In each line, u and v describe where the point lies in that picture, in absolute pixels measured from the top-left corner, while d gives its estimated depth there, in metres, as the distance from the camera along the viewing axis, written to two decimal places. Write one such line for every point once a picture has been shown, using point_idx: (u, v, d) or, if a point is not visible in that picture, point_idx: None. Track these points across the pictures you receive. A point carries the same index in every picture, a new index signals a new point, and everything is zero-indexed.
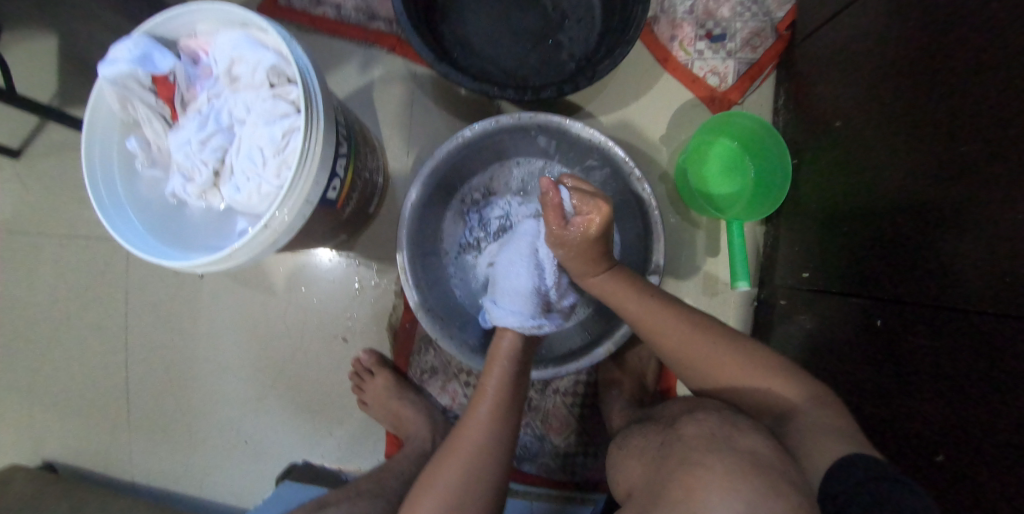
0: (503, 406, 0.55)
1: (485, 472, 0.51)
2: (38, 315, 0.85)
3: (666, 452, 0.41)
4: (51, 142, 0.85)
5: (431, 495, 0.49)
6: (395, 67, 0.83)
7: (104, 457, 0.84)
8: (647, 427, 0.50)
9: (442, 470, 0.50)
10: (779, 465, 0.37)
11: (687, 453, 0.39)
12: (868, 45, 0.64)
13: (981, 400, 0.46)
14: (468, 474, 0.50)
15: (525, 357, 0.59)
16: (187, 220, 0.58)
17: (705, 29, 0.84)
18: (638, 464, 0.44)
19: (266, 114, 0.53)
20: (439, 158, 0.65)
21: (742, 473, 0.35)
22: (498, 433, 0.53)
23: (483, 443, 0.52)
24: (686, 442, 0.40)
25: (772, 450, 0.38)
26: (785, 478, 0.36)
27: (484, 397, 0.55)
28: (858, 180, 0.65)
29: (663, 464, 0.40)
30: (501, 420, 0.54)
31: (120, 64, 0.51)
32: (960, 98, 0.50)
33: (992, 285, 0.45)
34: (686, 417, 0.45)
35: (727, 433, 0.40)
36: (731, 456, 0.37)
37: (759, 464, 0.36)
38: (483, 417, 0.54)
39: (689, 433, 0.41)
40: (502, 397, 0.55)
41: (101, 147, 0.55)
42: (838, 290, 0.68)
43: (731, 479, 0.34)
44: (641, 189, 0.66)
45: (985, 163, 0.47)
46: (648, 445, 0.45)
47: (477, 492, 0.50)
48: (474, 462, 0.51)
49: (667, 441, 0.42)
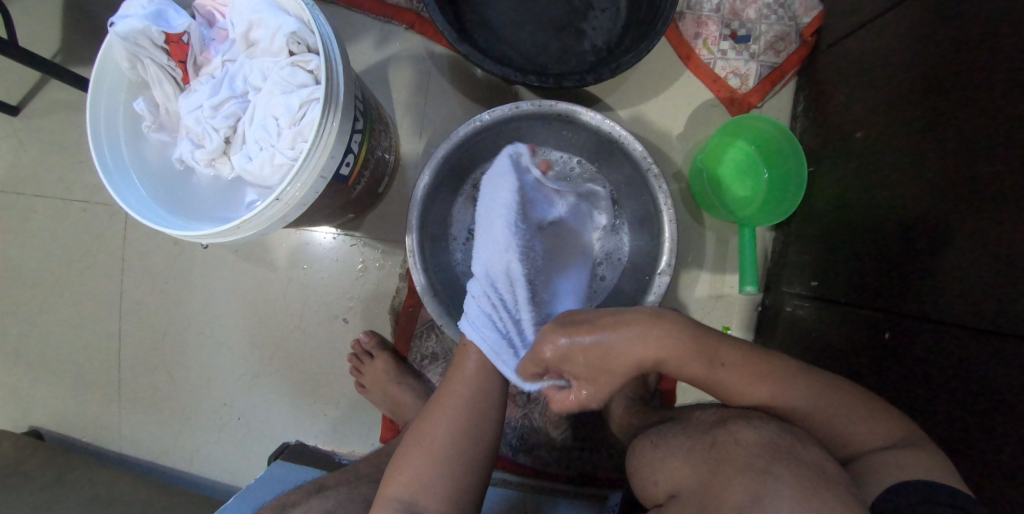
0: (488, 361, 0.56)
1: (474, 424, 0.52)
2: (30, 277, 0.83)
3: (720, 455, 0.40)
4: (52, 100, 0.82)
5: (422, 445, 0.50)
6: (413, 46, 0.81)
7: (91, 427, 0.82)
8: (682, 428, 0.49)
9: (432, 422, 0.51)
10: (824, 473, 0.36)
11: (748, 460, 0.38)
12: (893, 54, 0.63)
13: (982, 419, 0.46)
14: (455, 428, 0.51)
15: None
16: (193, 188, 0.56)
17: (730, 29, 0.83)
18: (683, 463, 0.43)
19: (284, 83, 0.52)
20: (454, 142, 0.63)
21: (810, 484, 0.34)
22: (484, 387, 0.55)
23: (470, 398, 0.53)
24: (745, 448, 0.39)
25: (814, 460, 0.37)
26: (850, 491, 0.35)
27: (469, 353, 0.57)
28: (874, 193, 0.64)
29: (719, 467, 0.39)
30: (489, 373, 0.56)
31: (133, 20, 0.48)
32: (985, 116, 0.49)
33: (998, 304, 0.45)
34: (737, 421, 0.44)
35: (786, 443, 0.39)
36: (797, 467, 0.36)
37: (821, 475, 0.36)
38: (470, 370, 0.55)
39: (746, 439, 0.40)
40: (488, 354, 0.56)
41: (107, 106, 0.53)
42: (847, 301, 0.68)
43: (804, 489, 0.34)
44: (657, 186, 0.64)
45: (1000, 187, 0.46)
46: (692, 446, 0.44)
47: (469, 444, 0.50)
48: (460, 417, 0.52)
49: (718, 443, 0.42)
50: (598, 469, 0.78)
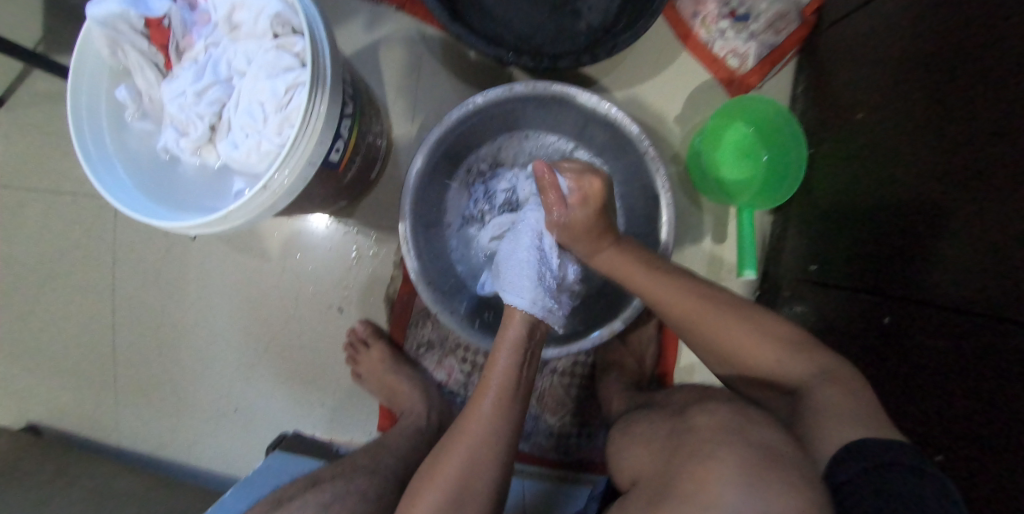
0: (507, 396, 0.53)
1: (486, 467, 0.49)
2: (21, 271, 0.82)
3: (677, 444, 0.40)
4: (36, 91, 0.80)
5: (431, 488, 0.48)
6: (404, 28, 0.79)
7: (89, 420, 0.82)
8: (654, 413, 0.48)
9: (445, 462, 0.49)
10: (803, 459, 0.35)
11: (699, 446, 0.37)
12: (893, 31, 0.62)
13: (983, 401, 0.46)
14: (468, 471, 0.48)
15: (529, 345, 0.56)
16: (178, 177, 0.55)
17: (730, 7, 0.76)
18: (644, 452, 0.43)
19: (269, 67, 0.50)
20: (446, 126, 0.62)
21: (761, 466, 0.33)
22: (502, 426, 0.51)
23: (487, 436, 0.50)
24: (699, 434, 0.39)
25: (794, 445, 0.37)
26: (813, 474, 0.34)
27: (486, 391, 0.53)
28: (874, 174, 0.63)
29: (674, 457, 0.39)
30: (506, 415, 0.52)
31: (110, 5, 0.47)
32: (988, 89, 0.48)
33: (998, 287, 0.45)
34: (694, 407, 0.43)
35: (742, 424, 0.38)
36: (754, 450, 0.35)
37: (779, 457, 0.35)
38: (485, 410, 0.51)
39: (701, 425, 0.40)
40: (506, 388, 0.53)
41: (88, 94, 0.52)
42: (845, 283, 0.67)
43: (755, 472, 0.33)
44: (655, 170, 0.63)
45: (1000, 166, 0.45)
46: (654, 434, 0.43)
47: (481, 487, 0.49)
48: (476, 456, 0.49)
49: (676, 431, 0.41)
50: (598, 454, 0.78)
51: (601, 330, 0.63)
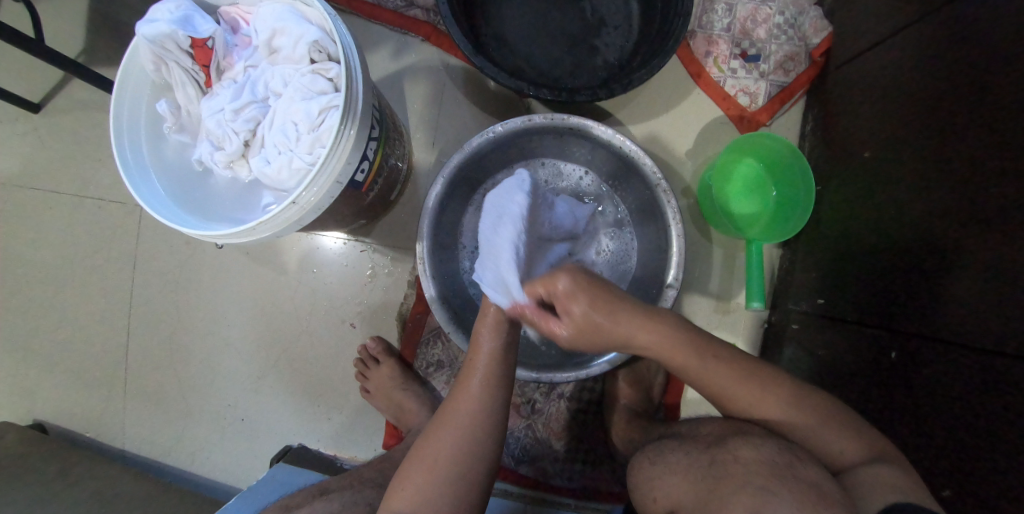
0: (495, 378, 0.52)
1: (476, 449, 0.49)
2: (42, 272, 0.84)
3: (722, 473, 0.40)
4: (74, 99, 0.84)
5: (424, 474, 0.47)
6: (429, 56, 0.82)
7: (96, 423, 0.82)
8: (684, 444, 0.49)
9: (435, 441, 0.49)
10: (846, 502, 0.36)
11: (750, 478, 0.38)
12: (901, 78, 0.64)
13: (989, 439, 0.46)
14: (459, 451, 0.48)
15: (513, 327, 0.55)
16: (211, 188, 0.57)
17: (740, 49, 0.84)
18: (682, 481, 0.43)
19: (304, 90, 0.53)
20: (467, 152, 0.64)
21: (809, 505, 0.34)
22: (490, 406, 0.51)
23: (476, 416, 0.50)
24: (745, 466, 0.39)
25: (827, 483, 0.37)
26: (849, 510, 0.35)
27: (474, 371, 0.53)
28: (879, 213, 0.65)
29: (718, 488, 0.39)
30: (494, 394, 0.51)
31: (160, 24, 0.50)
32: (991, 136, 0.50)
33: (1003, 328, 0.46)
34: (736, 438, 0.44)
35: (788, 461, 0.39)
36: (799, 486, 0.36)
37: (818, 495, 0.35)
38: (473, 391, 0.51)
39: (747, 457, 0.40)
40: (493, 369, 0.53)
41: (130, 107, 0.54)
42: (851, 318, 0.68)
43: (806, 510, 0.34)
44: (666, 202, 0.65)
45: (1004, 210, 0.47)
46: (691, 462, 0.44)
47: (472, 470, 0.48)
48: (466, 435, 0.49)
49: (719, 460, 0.42)
50: (602, 483, 0.77)
51: (611, 356, 0.64)
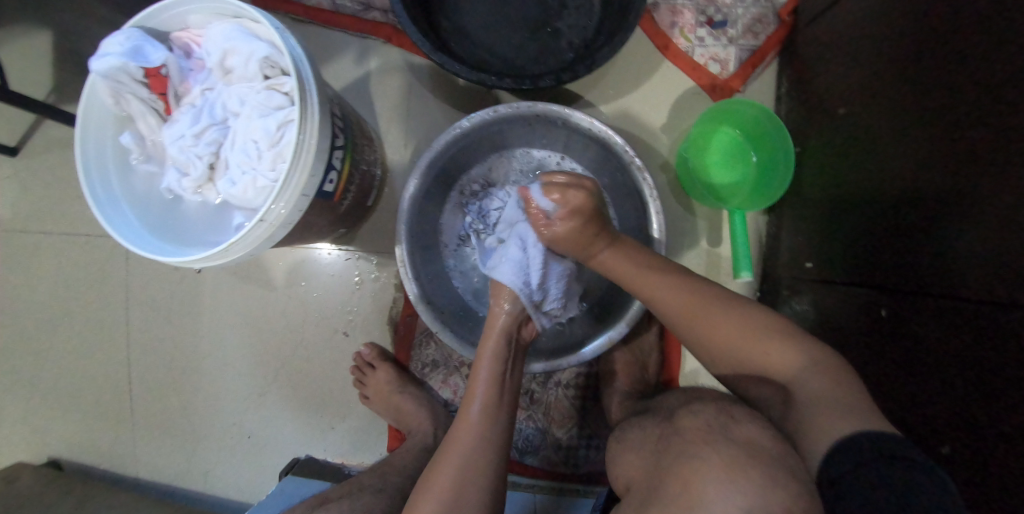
0: (497, 391, 0.54)
1: (480, 472, 0.49)
2: (38, 312, 0.85)
3: (665, 446, 0.40)
4: (50, 138, 0.85)
5: (433, 491, 0.47)
6: (392, 58, 0.82)
7: (109, 453, 0.84)
8: (647, 419, 0.49)
9: (444, 461, 0.50)
10: (780, 456, 0.36)
11: (684, 447, 0.38)
12: (872, 29, 0.63)
13: (984, 390, 0.45)
14: (468, 469, 0.49)
15: (510, 355, 0.57)
16: (185, 214, 0.57)
17: (706, 16, 0.82)
18: (636, 457, 0.44)
19: (261, 107, 0.53)
20: (437, 150, 0.64)
21: (752, 470, 0.34)
22: (493, 425, 0.52)
23: (484, 434, 0.51)
24: (684, 435, 0.39)
25: (773, 442, 0.37)
26: (789, 470, 0.35)
27: (476, 387, 0.54)
28: (860, 169, 0.64)
29: (663, 459, 0.39)
30: (496, 419, 0.53)
31: (110, 58, 0.49)
32: (965, 78, 0.49)
33: (993, 276, 0.45)
34: (683, 410, 0.44)
35: (726, 424, 0.39)
36: (739, 450, 0.36)
37: (756, 455, 0.35)
38: (478, 407, 0.53)
39: (685, 427, 0.40)
40: (496, 385, 0.55)
41: (95, 142, 0.54)
42: (843, 280, 0.67)
43: (736, 471, 0.34)
44: (641, 178, 0.64)
45: (987, 153, 0.45)
46: (646, 437, 0.44)
47: (480, 487, 0.48)
48: (473, 453, 0.50)
49: (665, 433, 0.42)
50: (608, 465, 0.78)
51: (601, 340, 0.64)
